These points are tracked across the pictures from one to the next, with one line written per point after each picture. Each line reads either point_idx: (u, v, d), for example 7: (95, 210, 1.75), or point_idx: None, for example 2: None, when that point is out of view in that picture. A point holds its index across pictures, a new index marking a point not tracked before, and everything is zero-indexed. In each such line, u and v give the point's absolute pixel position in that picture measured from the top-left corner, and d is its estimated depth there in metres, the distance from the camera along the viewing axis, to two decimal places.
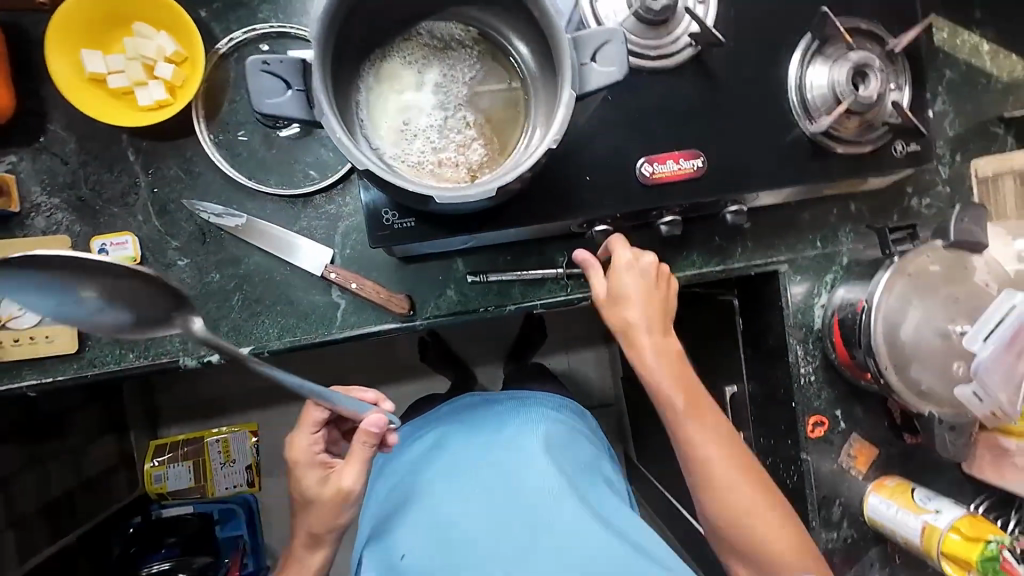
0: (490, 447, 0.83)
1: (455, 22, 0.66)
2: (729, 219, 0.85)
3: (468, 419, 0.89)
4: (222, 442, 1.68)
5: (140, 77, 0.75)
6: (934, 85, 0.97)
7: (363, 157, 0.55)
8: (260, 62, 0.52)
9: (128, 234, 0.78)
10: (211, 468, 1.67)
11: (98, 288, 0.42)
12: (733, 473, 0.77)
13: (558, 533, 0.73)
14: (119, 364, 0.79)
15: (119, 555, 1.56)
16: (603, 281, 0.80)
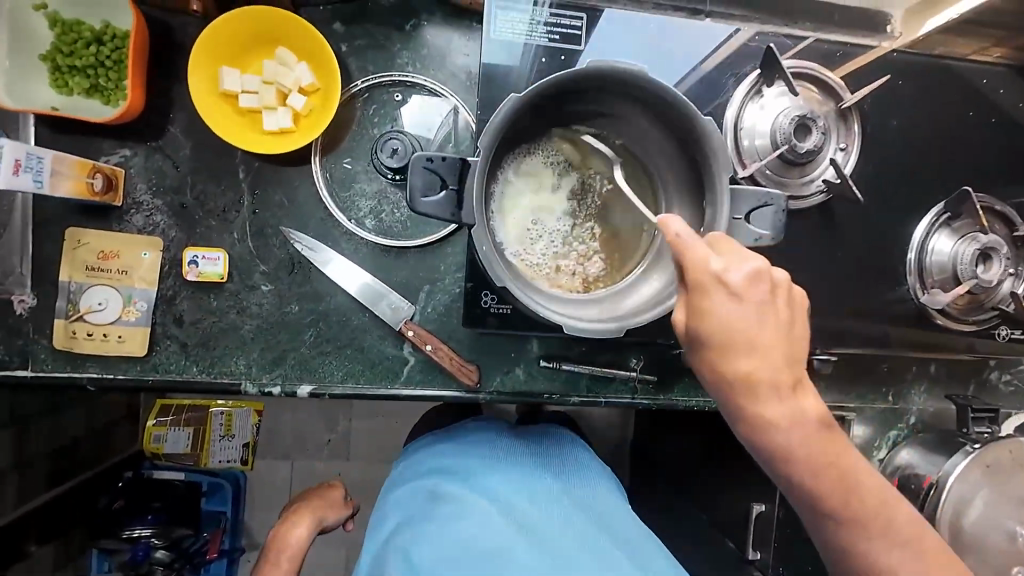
0: (503, 482, 0.75)
1: (606, 132, 0.64)
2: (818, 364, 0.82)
3: (470, 453, 0.82)
4: (226, 416, 1.69)
5: (270, 102, 0.74)
6: None
7: (498, 269, 0.54)
8: (424, 159, 0.52)
9: (221, 251, 0.77)
10: (210, 439, 1.68)
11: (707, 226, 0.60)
12: (878, 490, 0.60)
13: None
14: (181, 375, 0.77)
15: (102, 508, 1.54)
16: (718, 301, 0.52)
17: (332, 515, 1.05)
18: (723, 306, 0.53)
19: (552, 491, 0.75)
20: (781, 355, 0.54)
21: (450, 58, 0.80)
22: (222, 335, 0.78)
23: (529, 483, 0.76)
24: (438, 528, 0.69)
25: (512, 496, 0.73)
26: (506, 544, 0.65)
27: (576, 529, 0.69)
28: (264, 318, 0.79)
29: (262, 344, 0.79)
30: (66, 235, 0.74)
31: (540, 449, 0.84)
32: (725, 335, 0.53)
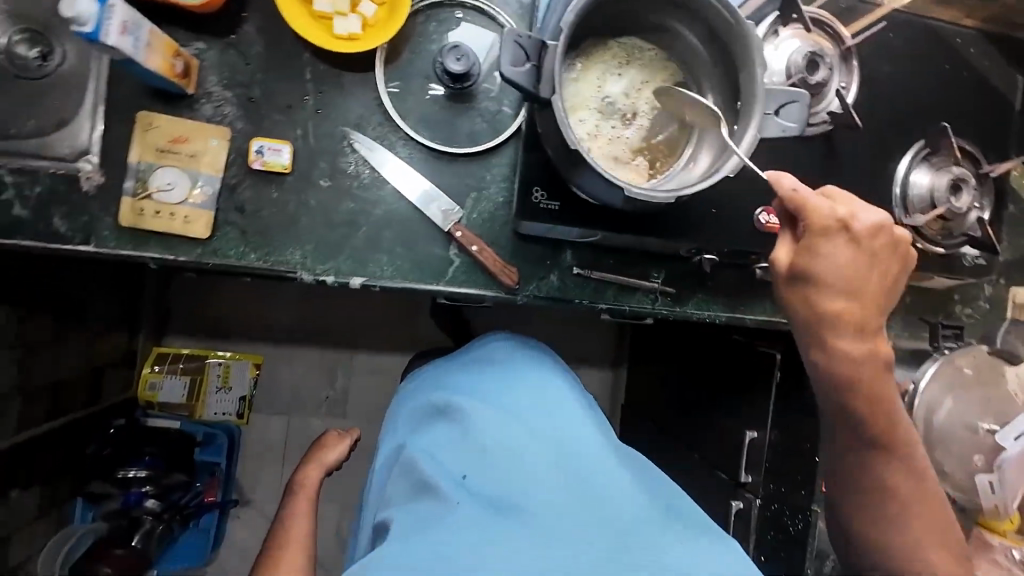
0: (516, 391, 0.81)
1: (651, 44, 0.73)
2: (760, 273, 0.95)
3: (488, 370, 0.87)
4: (224, 366, 1.73)
5: (343, 8, 0.80)
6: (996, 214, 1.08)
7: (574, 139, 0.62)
8: (514, 34, 0.59)
9: (286, 144, 0.82)
10: (207, 391, 1.71)
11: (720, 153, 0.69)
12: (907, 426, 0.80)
13: (566, 468, 0.67)
14: (240, 261, 0.82)
15: (93, 455, 1.52)
16: (845, 252, 0.72)
17: (334, 450, 1.09)
18: (835, 249, 0.72)
19: (555, 394, 0.81)
20: (872, 305, 0.74)
21: None
22: (281, 225, 0.83)
23: (536, 389, 0.82)
24: (458, 436, 0.74)
25: (518, 403, 0.78)
26: (524, 442, 0.70)
27: (586, 431, 0.74)
28: (321, 211, 0.84)
29: (319, 238, 0.84)
30: (138, 118, 0.78)
31: (542, 363, 0.90)
32: (835, 270, 0.72)
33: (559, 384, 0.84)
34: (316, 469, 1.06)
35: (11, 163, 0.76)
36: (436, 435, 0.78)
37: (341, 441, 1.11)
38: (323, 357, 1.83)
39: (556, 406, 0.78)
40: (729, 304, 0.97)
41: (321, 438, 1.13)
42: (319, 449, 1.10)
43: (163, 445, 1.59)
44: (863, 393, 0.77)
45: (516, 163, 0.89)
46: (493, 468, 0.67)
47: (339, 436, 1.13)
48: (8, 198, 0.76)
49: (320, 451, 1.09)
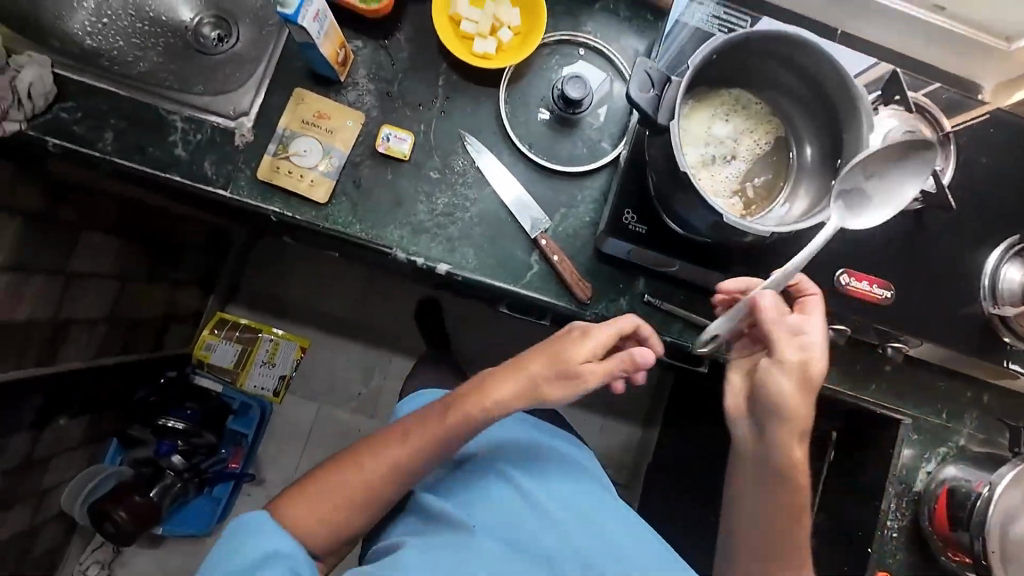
0: (505, 445, 0.89)
1: (759, 97, 0.79)
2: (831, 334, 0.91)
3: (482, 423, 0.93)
4: (274, 343, 1.82)
5: (484, 31, 0.91)
6: None
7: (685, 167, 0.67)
8: (646, 64, 0.67)
9: (409, 135, 0.92)
10: (253, 364, 1.81)
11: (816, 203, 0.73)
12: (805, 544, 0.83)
13: (549, 525, 0.78)
14: (345, 228, 0.90)
15: (139, 399, 1.58)
16: (786, 375, 0.77)
17: (560, 390, 0.79)
18: (781, 376, 0.77)
19: (539, 451, 0.89)
20: (795, 429, 0.78)
21: (624, 36, 0.98)
22: (388, 204, 0.91)
23: (522, 447, 0.89)
24: (460, 495, 0.83)
25: (521, 473, 0.85)
26: (516, 503, 0.80)
27: (565, 490, 0.84)
28: (425, 198, 0.92)
29: (418, 221, 0.92)
30: (294, 93, 0.90)
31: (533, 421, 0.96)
32: (777, 394, 0.77)
33: (553, 442, 0.93)
34: (500, 397, 0.81)
35: (184, 111, 0.89)
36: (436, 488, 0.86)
37: (586, 380, 0.78)
38: (365, 353, 1.88)
39: (537, 464, 0.87)
40: None
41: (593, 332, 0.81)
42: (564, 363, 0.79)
43: (203, 403, 1.65)
44: (791, 491, 0.81)
45: (607, 189, 0.95)
46: (488, 528, 0.78)
47: (598, 383, 0.79)
48: (174, 139, 0.88)
49: (563, 384, 0.79)
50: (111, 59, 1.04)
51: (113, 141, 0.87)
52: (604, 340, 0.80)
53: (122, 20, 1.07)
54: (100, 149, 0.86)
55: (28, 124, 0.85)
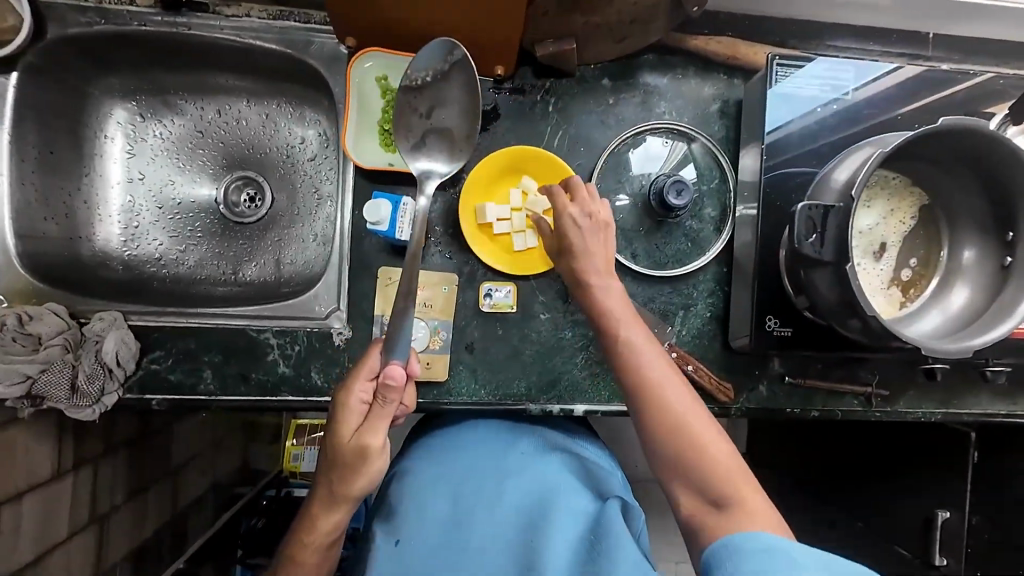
0: (447, 452, 0.86)
1: (897, 173, 0.72)
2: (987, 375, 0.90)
3: (463, 447, 0.86)
4: None
5: (521, 227, 0.83)
6: None
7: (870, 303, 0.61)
8: (807, 207, 0.61)
9: (510, 284, 0.85)
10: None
11: (998, 288, 0.68)
12: (715, 463, 0.63)
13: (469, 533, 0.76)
14: (474, 397, 0.85)
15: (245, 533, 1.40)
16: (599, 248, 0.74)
17: (357, 475, 0.69)
18: (645, 348, 0.69)
19: (529, 469, 0.82)
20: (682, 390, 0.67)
21: (702, 106, 0.89)
22: (507, 361, 0.86)
23: (510, 465, 0.82)
24: (414, 513, 0.80)
25: (490, 480, 0.81)
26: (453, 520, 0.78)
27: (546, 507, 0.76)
28: (542, 344, 0.87)
29: (541, 369, 0.87)
30: (379, 274, 0.83)
31: (519, 435, 0.87)
32: (658, 377, 0.67)
33: (525, 450, 0.84)
34: (339, 504, 0.71)
35: (273, 325, 0.83)
36: (434, 519, 0.79)
37: (374, 445, 0.68)
38: None
39: (487, 473, 0.82)
40: (943, 400, 0.93)
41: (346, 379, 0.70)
42: (342, 434, 0.68)
43: None
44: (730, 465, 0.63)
45: (722, 279, 0.89)
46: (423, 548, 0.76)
47: (379, 446, 0.68)
48: (274, 357, 0.83)
49: (350, 473, 0.69)
50: (158, 265, 0.97)
51: (213, 377, 0.82)
52: (364, 385, 0.69)
53: (151, 216, 0.98)
54: (203, 390, 0.81)
55: (123, 388, 0.80)
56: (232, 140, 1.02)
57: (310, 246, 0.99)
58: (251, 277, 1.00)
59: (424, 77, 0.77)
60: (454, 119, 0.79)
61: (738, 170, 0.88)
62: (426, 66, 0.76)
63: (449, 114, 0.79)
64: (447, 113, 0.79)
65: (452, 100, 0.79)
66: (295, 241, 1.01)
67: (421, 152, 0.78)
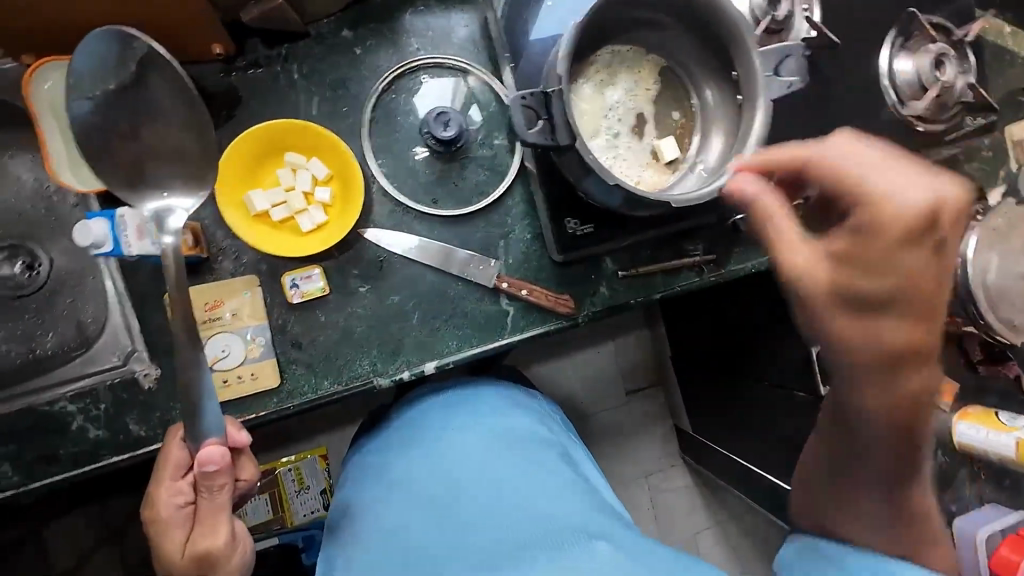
0: (398, 451, 0.85)
1: (628, 45, 0.73)
2: None
3: (408, 439, 0.86)
4: (295, 469, 1.37)
5: (301, 205, 0.80)
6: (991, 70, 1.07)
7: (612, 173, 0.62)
8: (520, 98, 0.60)
9: (315, 267, 0.81)
10: (288, 497, 1.35)
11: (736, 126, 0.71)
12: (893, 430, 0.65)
13: (448, 523, 0.74)
14: (316, 392, 0.82)
15: None
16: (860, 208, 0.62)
17: None
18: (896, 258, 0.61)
19: (481, 441, 0.83)
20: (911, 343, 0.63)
21: (455, 32, 0.87)
22: (341, 344, 0.83)
23: (462, 442, 0.83)
24: (376, 521, 0.78)
25: (449, 463, 0.81)
26: (419, 515, 0.76)
27: (514, 478, 0.79)
28: (371, 316, 0.84)
29: (378, 341, 0.84)
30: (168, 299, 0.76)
31: (464, 404, 0.88)
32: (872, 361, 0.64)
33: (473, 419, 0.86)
34: None
35: (66, 391, 0.75)
36: (399, 520, 0.77)
37: (216, 543, 0.67)
38: None
39: (444, 458, 0.82)
40: (766, 248, 0.97)
41: (157, 490, 0.67)
42: (173, 549, 0.67)
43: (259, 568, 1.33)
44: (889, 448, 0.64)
45: (530, 197, 0.89)
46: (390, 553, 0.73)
47: (224, 545, 0.68)
48: (79, 425, 0.75)
49: None
50: None
51: (15, 469, 0.73)
52: (181, 484, 0.68)
53: None
54: (8, 486, 0.73)
55: None
56: None
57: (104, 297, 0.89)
58: (54, 349, 0.90)
59: (111, 83, 0.66)
60: (175, 133, 0.69)
61: (506, 87, 0.87)
62: (96, 68, 0.65)
63: (168, 127, 0.69)
64: (164, 126, 0.69)
65: (162, 105, 0.69)
66: (91, 298, 0.91)
67: (155, 187, 0.68)
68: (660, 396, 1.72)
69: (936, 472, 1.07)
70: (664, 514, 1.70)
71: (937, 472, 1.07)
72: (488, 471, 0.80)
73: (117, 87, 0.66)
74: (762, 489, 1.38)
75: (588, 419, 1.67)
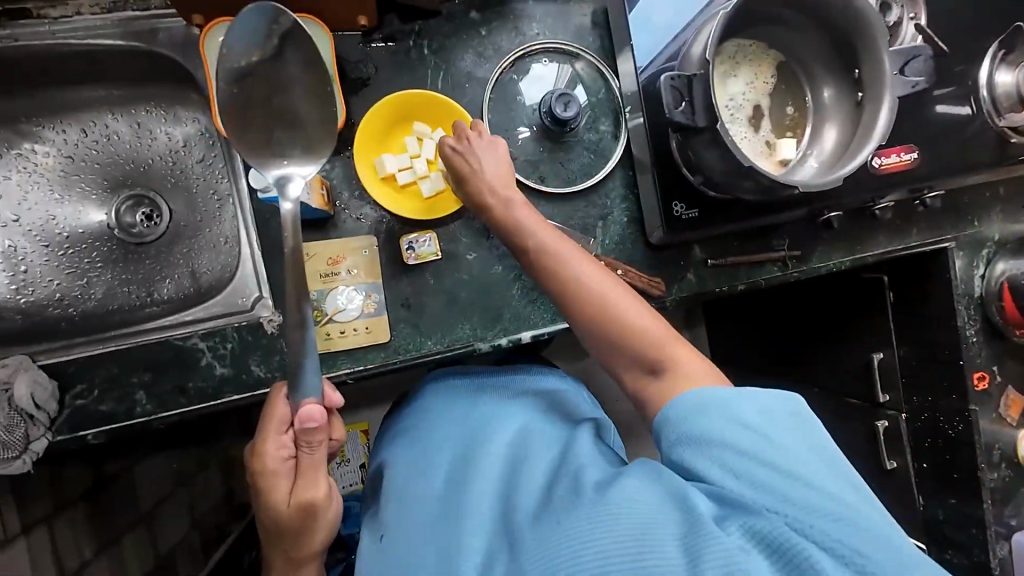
0: (420, 431, 0.87)
1: (752, 39, 0.77)
2: (878, 214, 1.00)
3: (428, 419, 0.88)
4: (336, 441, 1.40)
5: (423, 172, 0.85)
6: None
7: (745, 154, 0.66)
8: (669, 78, 0.64)
9: (430, 232, 0.85)
10: (330, 467, 1.37)
11: (856, 121, 0.74)
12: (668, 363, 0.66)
13: (451, 498, 0.73)
14: (421, 350, 0.86)
15: None
16: None
17: (317, 531, 0.73)
18: None
19: (491, 421, 0.82)
20: None
21: (572, 20, 0.91)
22: (446, 308, 0.87)
23: (474, 422, 0.83)
24: (396, 498, 0.79)
25: (460, 442, 0.81)
26: (430, 491, 0.76)
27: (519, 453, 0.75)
28: (475, 283, 0.88)
29: (480, 307, 0.88)
30: None
31: (482, 391, 0.89)
32: None
33: (484, 402, 0.86)
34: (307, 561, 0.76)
35: (197, 329, 0.80)
36: (412, 495, 0.77)
37: (317, 496, 0.71)
38: None
39: (455, 438, 0.82)
40: (849, 248, 0.99)
41: (263, 444, 0.70)
42: (279, 499, 0.70)
43: None
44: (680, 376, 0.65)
45: (630, 181, 0.92)
46: (405, 529, 0.74)
47: (324, 498, 0.71)
48: (208, 361, 0.80)
49: (306, 531, 0.73)
50: (62, 304, 0.91)
51: (149, 397, 0.79)
52: (279, 440, 0.70)
53: (38, 258, 0.92)
54: (142, 412, 0.78)
55: (52, 431, 0.75)
56: (107, 159, 0.96)
57: (222, 248, 0.94)
58: (169, 295, 0.95)
59: (253, 56, 0.71)
60: (305, 104, 0.74)
61: (617, 75, 0.91)
62: (245, 44, 0.69)
63: (298, 98, 0.73)
64: (296, 97, 0.73)
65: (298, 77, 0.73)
66: (205, 248, 0.97)
67: (278, 155, 0.72)
68: None
69: (998, 484, 1.09)
70: None
71: (999, 483, 1.09)
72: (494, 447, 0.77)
73: (260, 59, 0.71)
74: None
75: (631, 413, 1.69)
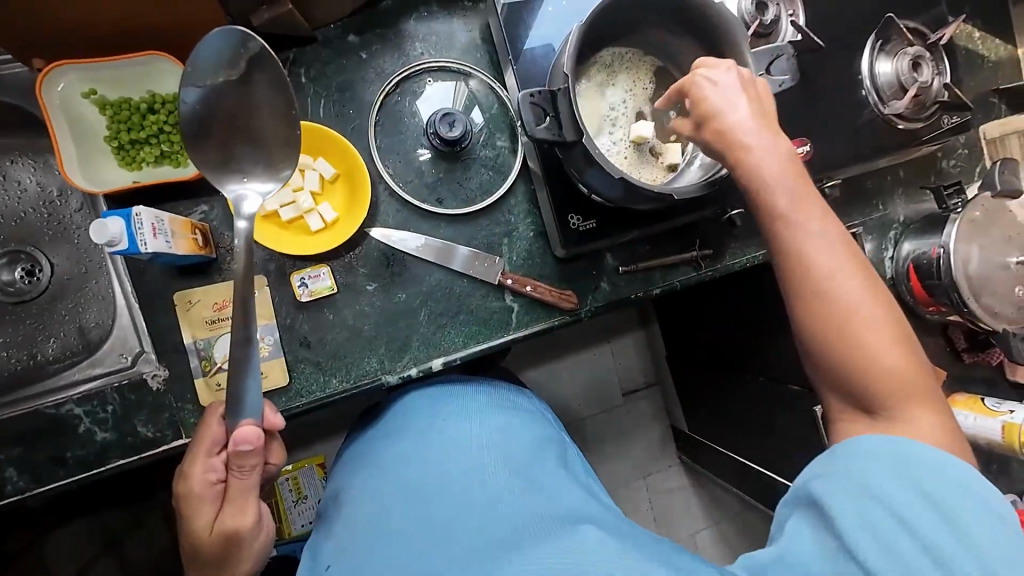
0: (383, 446, 0.81)
1: (628, 47, 0.77)
2: None
3: (394, 432, 0.82)
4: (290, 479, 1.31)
5: (309, 205, 0.82)
6: (961, 74, 1.12)
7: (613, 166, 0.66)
8: (527, 95, 0.63)
9: (323, 266, 0.82)
10: (286, 508, 1.30)
11: None
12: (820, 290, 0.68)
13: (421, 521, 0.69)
14: (326, 389, 0.82)
15: None
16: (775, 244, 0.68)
17: (243, 559, 0.69)
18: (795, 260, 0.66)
19: (464, 435, 0.78)
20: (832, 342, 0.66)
21: (458, 38, 0.89)
22: (350, 342, 0.83)
23: (445, 436, 0.78)
24: (353, 519, 0.74)
25: (430, 456, 0.76)
26: (394, 511, 0.72)
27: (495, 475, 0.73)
28: (378, 313, 0.85)
29: (386, 339, 0.85)
30: (176, 300, 0.76)
31: (450, 398, 0.84)
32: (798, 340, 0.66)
33: (455, 413, 0.81)
34: None
35: (73, 393, 0.75)
36: (372, 517, 0.73)
37: (240, 525, 0.67)
38: None
39: (424, 451, 0.77)
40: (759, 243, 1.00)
41: (191, 466, 0.66)
42: (201, 527, 0.66)
43: None
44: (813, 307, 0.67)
45: (533, 195, 0.91)
46: (362, 555, 0.69)
47: (251, 526, 0.68)
48: (86, 428, 0.74)
49: (230, 561, 0.68)
50: None
51: (21, 473, 0.72)
52: (215, 461, 0.66)
53: None
54: (14, 491, 0.72)
55: None
56: None
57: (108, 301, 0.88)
58: (55, 355, 0.89)
59: (220, 77, 0.68)
60: (271, 127, 0.71)
61: (508, 89, 0.89)
62: (212, 65, 0.67)
63: (265, 122, 0.71)
64: (262, 119, 0.71)
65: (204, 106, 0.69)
66: (92, 301, 0.90)
67: (237, 173, 0.70)
68: (654, 397, 1.74)
69: None
70: (665, 512, 1.71)
71: None
72: (467, 468, 0.74)
73: (226, 82, 0.69)
74: (758, 484, 1.40)
75: (588, 418, 1.68)
